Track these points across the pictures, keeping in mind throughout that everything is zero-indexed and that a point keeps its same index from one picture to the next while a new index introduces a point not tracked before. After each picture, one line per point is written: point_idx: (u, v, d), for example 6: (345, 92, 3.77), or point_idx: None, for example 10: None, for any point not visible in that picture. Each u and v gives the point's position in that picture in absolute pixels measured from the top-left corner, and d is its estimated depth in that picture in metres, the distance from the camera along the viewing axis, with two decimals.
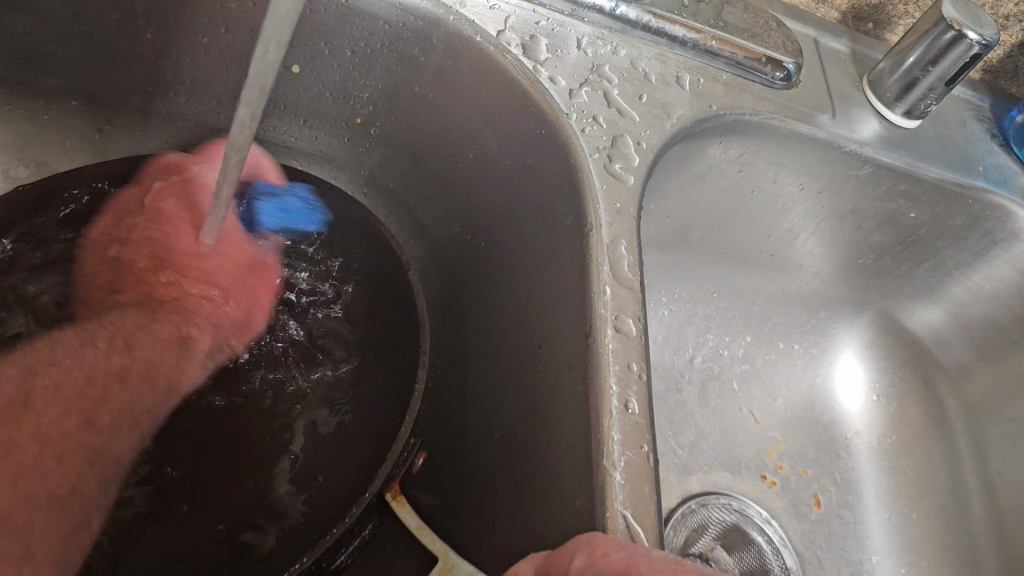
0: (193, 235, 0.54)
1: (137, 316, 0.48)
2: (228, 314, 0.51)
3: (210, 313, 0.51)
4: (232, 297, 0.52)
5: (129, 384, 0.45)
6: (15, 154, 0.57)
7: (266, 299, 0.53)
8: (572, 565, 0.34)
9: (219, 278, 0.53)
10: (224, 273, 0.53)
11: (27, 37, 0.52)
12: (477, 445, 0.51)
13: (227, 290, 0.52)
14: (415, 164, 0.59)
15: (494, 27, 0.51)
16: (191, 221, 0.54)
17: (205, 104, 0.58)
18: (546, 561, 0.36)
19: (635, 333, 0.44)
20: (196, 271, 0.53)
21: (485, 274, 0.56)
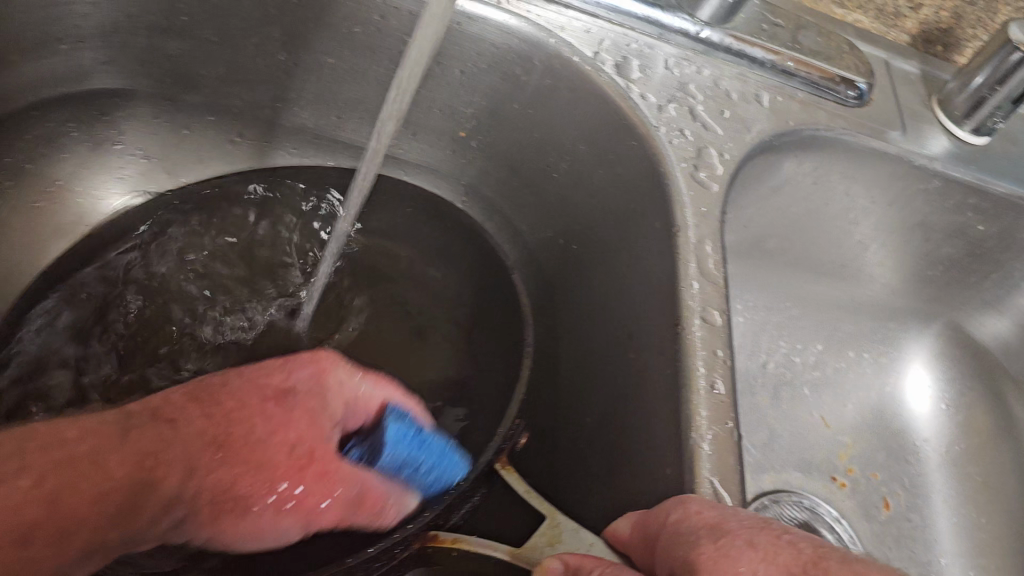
0: (258, 402, 0.41)
1: (117, 446, 0.35)
2: (222, 498, 0.38)
3: (210, 478, 0.38)
4: (239, 478, 0.38)
5: (32, 540, 0.30)
6: (157, 161, 0.64)
7: (298, 507, 0.39)
8: (669, 520, 0.38)
9: (238, 459, 0.39)
10: (266, 452, 0.39)
11: (177, 59, 0.60)
12: (573, 429, 0.56)
13: (235, 466, 0.38)
14: (512, 174, 0.65)
15: (591, 49, 0.57)
16: (271, 379, 0.43)
17: (325, 118, 0.65)
18: (642, 520, 0.39)
19: (720, 323, 0.49)
20: (224, 424, 0.39)
21: (577, 274, 0.61)
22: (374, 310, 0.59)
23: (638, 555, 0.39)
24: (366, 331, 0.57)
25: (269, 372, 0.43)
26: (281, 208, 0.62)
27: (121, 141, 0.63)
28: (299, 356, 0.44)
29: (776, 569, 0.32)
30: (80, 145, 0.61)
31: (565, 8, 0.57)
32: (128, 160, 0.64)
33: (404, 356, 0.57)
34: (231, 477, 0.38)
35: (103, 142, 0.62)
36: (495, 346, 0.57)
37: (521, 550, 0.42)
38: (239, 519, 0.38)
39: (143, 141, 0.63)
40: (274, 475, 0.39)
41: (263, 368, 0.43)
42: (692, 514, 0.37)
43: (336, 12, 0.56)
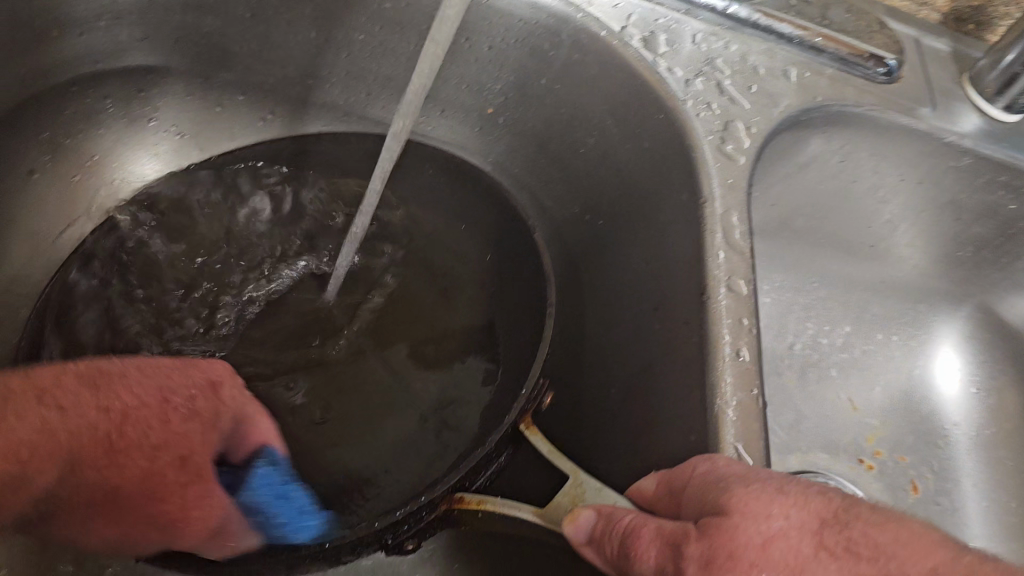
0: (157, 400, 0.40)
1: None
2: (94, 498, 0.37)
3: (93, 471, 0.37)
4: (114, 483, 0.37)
5: None
6: (190, 138, 0.66)
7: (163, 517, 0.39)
8: (696, 472, 0.38)
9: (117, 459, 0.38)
10: (153, 451, 0.39)
11: (211, 35, 0.61)
12: (598, 399, 0.56)
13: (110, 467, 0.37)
14: (539, 150, 0.65)
15: (618, 24, 0.58)
16: (171, 383, 0.42)
17: (355, 96, 0.65)
18: (668, 475, 0.40)
19: (746, 292, 0.49)
20: (118, 426, 0.38)
21: (602, 248, 0.61)
22: (402, 275, 0.60)
23: (660, 503, 0.39)
24: (398, 295, 0.59)
25: (170, 373, 0.42)
26: (307, 174, 0.63)
27: (156, 118, 0.64)
28: (206, 366, 0.44)
29: (809, 517, 0.34)
30: (117, 121, 0.63)
31: None
32: (163, 136, 0.65)
33: (428, 320, 0.58)
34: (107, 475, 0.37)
35: (139, 117, 0.63)
36: (521, 311, 0.57)
37: (545, 511, 0.42)
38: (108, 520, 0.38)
39: (178, 118, 0.65)
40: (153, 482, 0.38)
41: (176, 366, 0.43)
42: (718, 462, 0.38)
43: None
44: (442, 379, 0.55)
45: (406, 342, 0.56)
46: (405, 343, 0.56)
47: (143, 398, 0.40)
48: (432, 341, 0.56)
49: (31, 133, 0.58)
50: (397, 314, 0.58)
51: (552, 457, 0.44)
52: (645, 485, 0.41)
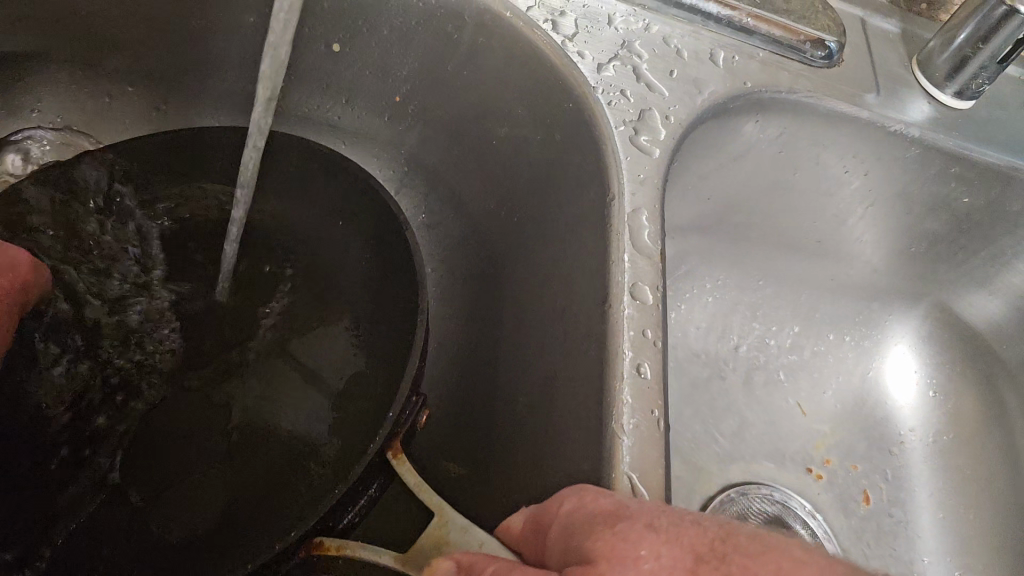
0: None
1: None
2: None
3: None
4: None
5: None
6: (76, 132, 0.61)
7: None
8: (561, 510, 0.34)
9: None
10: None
11: (89, 20, 0.56)
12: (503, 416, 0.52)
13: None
14: (452, 141, 0.60)
15: (524, 3, 0.52)
16: None
17: (253, 84, 0.60)
18: (536, 511, 0.36)
19: (652, 300, 0.44)
20: None
21: (515, 249, 0.57)
22: (289, 295, 0.56)
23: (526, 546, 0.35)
24: (293, 301, 0.56)
25: None
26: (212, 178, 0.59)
27: (37, 110, 0.59)
28: None
29: (683, 554, 0.29)
30: None
31: None
32: (44, 129, 0.60)
33: (309, 344, 0.54)
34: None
35: (19, 108, 0.59)
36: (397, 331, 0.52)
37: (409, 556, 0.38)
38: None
39: (61, 110, 0.60)
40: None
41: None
42: (579, 495, 0.34)
43: None
44: (343, 381, 0.52)
45: (307, 350, 0.53)
46: (304, 350, 0.53)
47: None
48: (334, 344, 0.54)
49: None
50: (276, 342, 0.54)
51: (416, 490, 0.41)
52: (512, 524, 0.37)
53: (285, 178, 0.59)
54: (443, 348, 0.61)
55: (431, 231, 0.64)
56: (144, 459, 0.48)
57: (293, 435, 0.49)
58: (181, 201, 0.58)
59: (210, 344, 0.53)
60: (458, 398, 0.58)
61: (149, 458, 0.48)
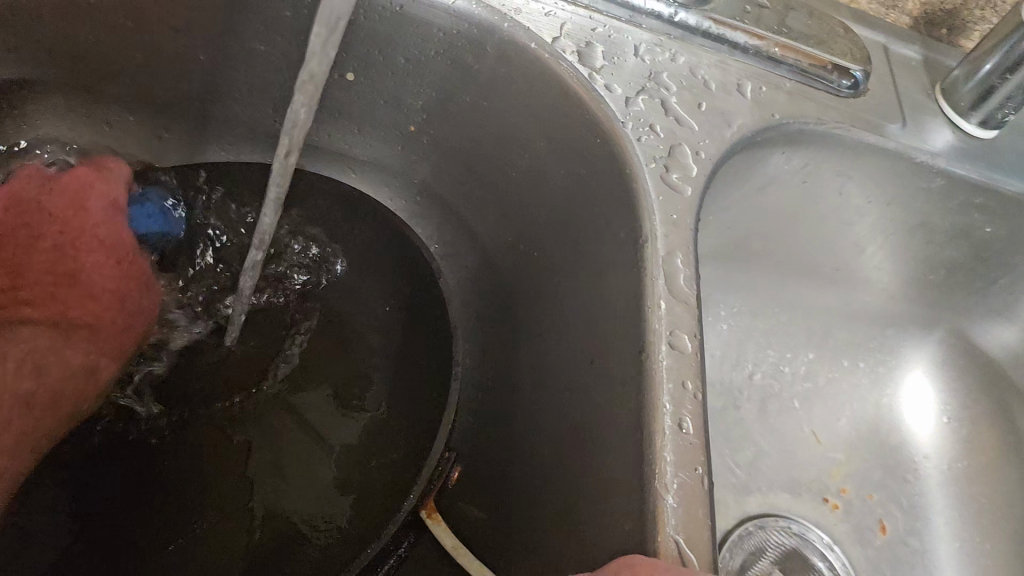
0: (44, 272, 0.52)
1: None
2: (64, 362, 0.50)
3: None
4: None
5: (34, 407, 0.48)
6: (82, 157, 0.59)
7: (101, 329, 0.53)
8: None
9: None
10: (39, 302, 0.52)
11: (89, 47, 0.53)
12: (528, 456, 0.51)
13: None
14: (467, 171, 0.58)
15: (550, 34, 0.50)
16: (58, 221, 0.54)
17: (261, 112, 0.58)
18: None
19: (690, 349, 0.43)
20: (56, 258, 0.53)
21: (536, 284, 0.55)
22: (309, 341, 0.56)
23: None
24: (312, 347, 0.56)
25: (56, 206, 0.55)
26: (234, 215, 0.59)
27: (36, 140, 0.57)
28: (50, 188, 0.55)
29: None
30: None
31: None
32: (43, 159, 0.58)
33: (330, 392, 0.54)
34: (41, 338, 0.51)
35: (18, 137, 0.57)
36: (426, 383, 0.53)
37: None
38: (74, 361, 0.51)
39: (61, 138, 0.58)
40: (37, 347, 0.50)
41: (9, 210, 0.54)
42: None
43: None
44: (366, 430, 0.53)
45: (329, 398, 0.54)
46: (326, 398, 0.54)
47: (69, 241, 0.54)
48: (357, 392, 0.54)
49: None
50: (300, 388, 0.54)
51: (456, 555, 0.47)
52: None
53: (322, 212, 0.59)
54: (472, 381, 0.59)
55: (446, 261, 0.62)
56: (162, 501, 0.48)
57: (313, 488, 0.50)
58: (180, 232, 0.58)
59: (228, 378, 0.54)
60: (476, 439, 0.56)
61: (168, 500, 0.48)
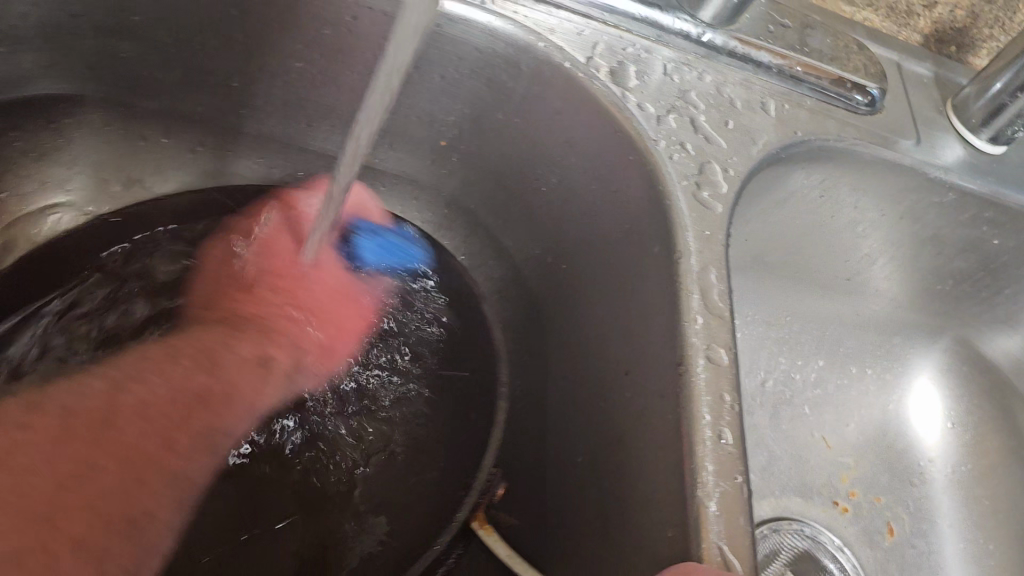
0: (234, 295, 0.55)
1: (38, 488, 0.41)
2: (257, 351, 0.53)
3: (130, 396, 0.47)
4: (171, 375, 0.49)
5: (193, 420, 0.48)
6: (115, 171, 0.59)
7: (353, 329, 0.55)
8: None
9: (161, 351, 0.50)
10: (320, 314, 0.56)
11: (130, 61, 0.54)
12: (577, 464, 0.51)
13: (159, 368, 0.49)
14: (498, 186, 0.60)
15: (583, 54, 0.52)
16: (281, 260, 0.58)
17: (293, 126, 0.59)
18: None
19: (727, 362, 0.44)
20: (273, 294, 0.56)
21: (566, 296, 0.56)
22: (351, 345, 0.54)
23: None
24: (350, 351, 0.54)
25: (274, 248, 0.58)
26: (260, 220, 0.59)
27: (69, 153, 0.57)
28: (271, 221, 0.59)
29: None
30: (24, 157, 0.56)
31: (556, 8, 0.53)
32: (75, 172, 0.58)
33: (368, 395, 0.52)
34: (310, 339, 0.54)
35: (52, 152, 0.57)
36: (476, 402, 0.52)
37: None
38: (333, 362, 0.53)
39: (94, 151, 0.58)
40: (210, 343, 0.52)
41: (258, 262, 0.57)
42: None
43: (303, 10, 0.51)
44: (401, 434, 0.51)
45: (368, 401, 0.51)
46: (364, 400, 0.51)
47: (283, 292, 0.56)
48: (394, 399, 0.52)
49: None
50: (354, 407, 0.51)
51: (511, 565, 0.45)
52: None
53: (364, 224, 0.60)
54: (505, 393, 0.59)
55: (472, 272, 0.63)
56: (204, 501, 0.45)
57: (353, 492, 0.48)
58: (220, 235, 0.58)
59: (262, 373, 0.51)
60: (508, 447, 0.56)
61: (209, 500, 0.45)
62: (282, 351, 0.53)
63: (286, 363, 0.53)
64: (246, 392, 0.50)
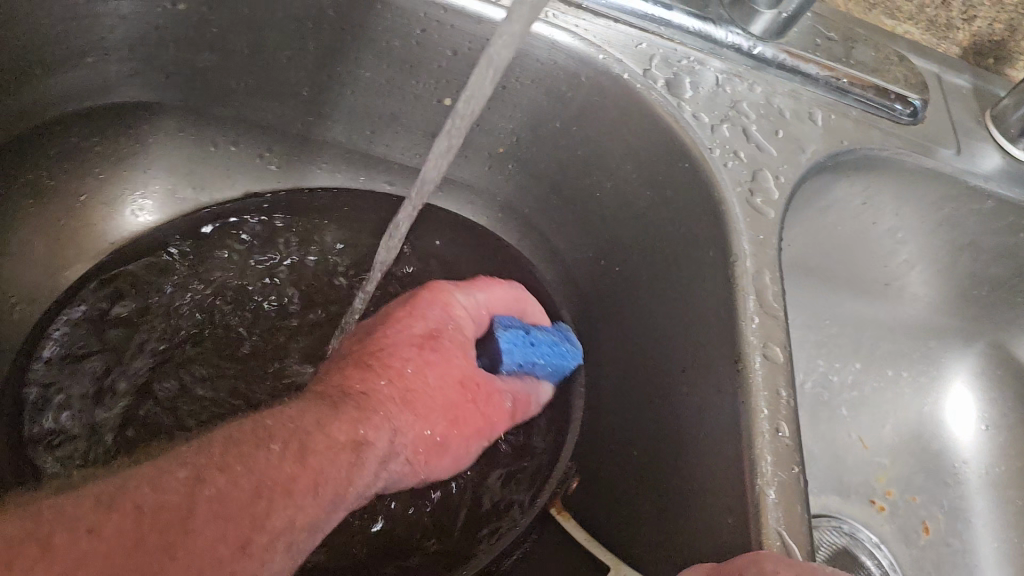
0: (344, 372, 0.45)
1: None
2: (356, 433, 0.41)
3: (212, 491, 0.34)
4: (238, 479, 0.35)
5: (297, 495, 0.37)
6: (185, 176, 0.62)
7: (471, 428, 0.47)
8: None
9: (242, 440, 0.37)
10: (443, 403, 0.46)
11: (206, 72, 0.57)
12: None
13: (237, 459, 0.36)
14: (552, 190, 0.62)
15: (642, 66, 0.55)
16: (415, 330, 0.49)
17: (358, 133, 0.62)
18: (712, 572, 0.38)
19: (783, 360, 0.46)
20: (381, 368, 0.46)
21: (619, 296, 0.59)
22: None
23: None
24: None
25: (406, 320, 0.49)
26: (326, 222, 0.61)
27: (145, 159, 0.60)
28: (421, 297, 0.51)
29: None
30: (104, 163, 0.59)
31: (614, 22, 0.55)
32: (151, 178, 0.61)
33: None
34: (418, 428, 0.44)
35: (131, 158, 0.60)
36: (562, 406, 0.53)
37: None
38: (441, 459, 0.46)
39: (169, 157, 0.61)
40: (304, 426, 0.40)
41: (361, 344, 0.48)
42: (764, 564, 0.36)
43: (375, 24, 0.53)
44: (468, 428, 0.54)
45: None
46: None
47: (414, 373, 0.46)
48: None
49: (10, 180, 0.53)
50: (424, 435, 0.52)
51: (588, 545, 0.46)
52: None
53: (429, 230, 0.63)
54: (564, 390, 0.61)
55: None
56: None
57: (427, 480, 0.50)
58: (285, 237, 0.60)
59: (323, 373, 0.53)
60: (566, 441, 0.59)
61: None
62: (380, 432, 0.42)
63: (380, 449, 0.42)
64: (344, 482, 0.39)
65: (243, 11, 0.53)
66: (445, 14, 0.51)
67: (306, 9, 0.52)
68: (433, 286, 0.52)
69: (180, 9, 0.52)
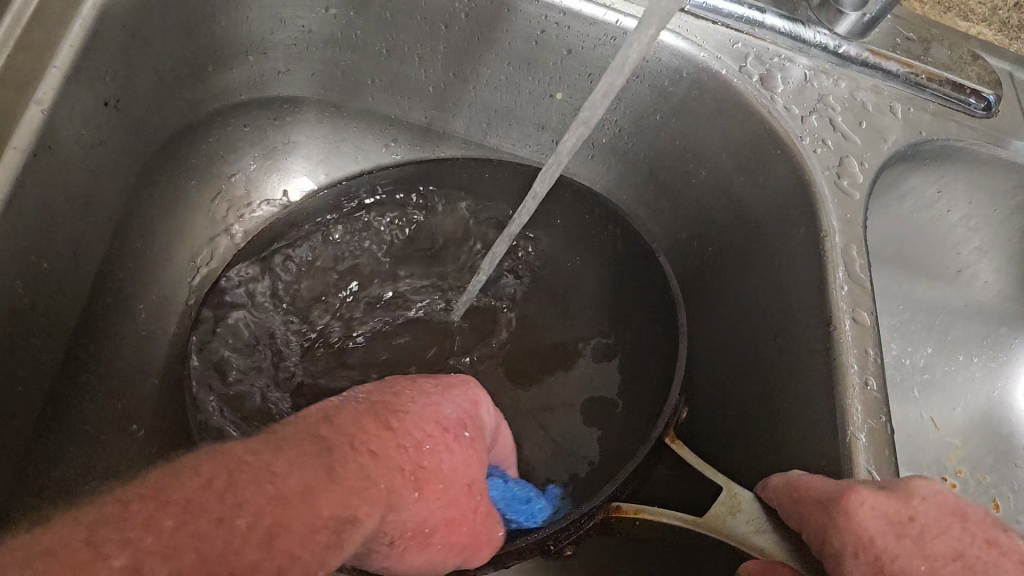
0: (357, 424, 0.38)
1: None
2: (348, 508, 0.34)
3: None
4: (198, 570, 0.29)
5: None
6: (319, 164, 0.70)
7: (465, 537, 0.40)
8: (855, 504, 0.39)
9: (197, 517, 0.30)
10: (449, 496, 0.39)
11: (346, 69, 0.64)
12: (744, 413, 0.59)
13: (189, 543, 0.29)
14: (650, 179, 0.71)
15: (737, 62, 0.61)
16: (448, 413, 0.43)
17: (475, 126, 0.69)
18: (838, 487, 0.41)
19: (870, 322, 0.51)
20: (400, 441, 0.39)
21: (714, 277, 0.66)
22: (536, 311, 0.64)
23: (810, 528, 0.41)
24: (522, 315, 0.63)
25: (442, 401, 0.44)
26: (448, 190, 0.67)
27: (288, 145, 0.68)
28: (463, 388, 0.46)
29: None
30: (252, 145, 0.67)
31: (713, 24, 0.62)
32: (292, 162, 0.69)
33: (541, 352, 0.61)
34: (417, 514, 0.37)
35: (275, 145, 0.68)
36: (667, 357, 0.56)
37: (702, 521, 0.46)
38: (418, 555, 0.38)
39: (308, 143, 0.69)
40: (283, 491, 0.32)
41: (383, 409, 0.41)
42: (854, 528, 0.38)
43: (500, 26, 0.59)
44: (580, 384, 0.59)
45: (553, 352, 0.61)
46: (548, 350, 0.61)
47: (436, 454, 0.39)
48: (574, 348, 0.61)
49: (180, 159, 0.62)
50: (534, 394, 0.59)
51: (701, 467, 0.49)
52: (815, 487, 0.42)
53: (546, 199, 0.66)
54: None
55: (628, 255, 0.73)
56: None
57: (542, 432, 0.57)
58: (410, 213, 0.66)
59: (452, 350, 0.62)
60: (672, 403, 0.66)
61: None
62: (378, 510, 0.35)
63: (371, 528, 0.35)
64: (314, 567, 0.31)
65: (384, 15, 0.59)
66: (564, 15, 0.57)
67: (439, 12, 0.59)
68: (472, 386, 0.47)
69: (331, 13, 0.59)
